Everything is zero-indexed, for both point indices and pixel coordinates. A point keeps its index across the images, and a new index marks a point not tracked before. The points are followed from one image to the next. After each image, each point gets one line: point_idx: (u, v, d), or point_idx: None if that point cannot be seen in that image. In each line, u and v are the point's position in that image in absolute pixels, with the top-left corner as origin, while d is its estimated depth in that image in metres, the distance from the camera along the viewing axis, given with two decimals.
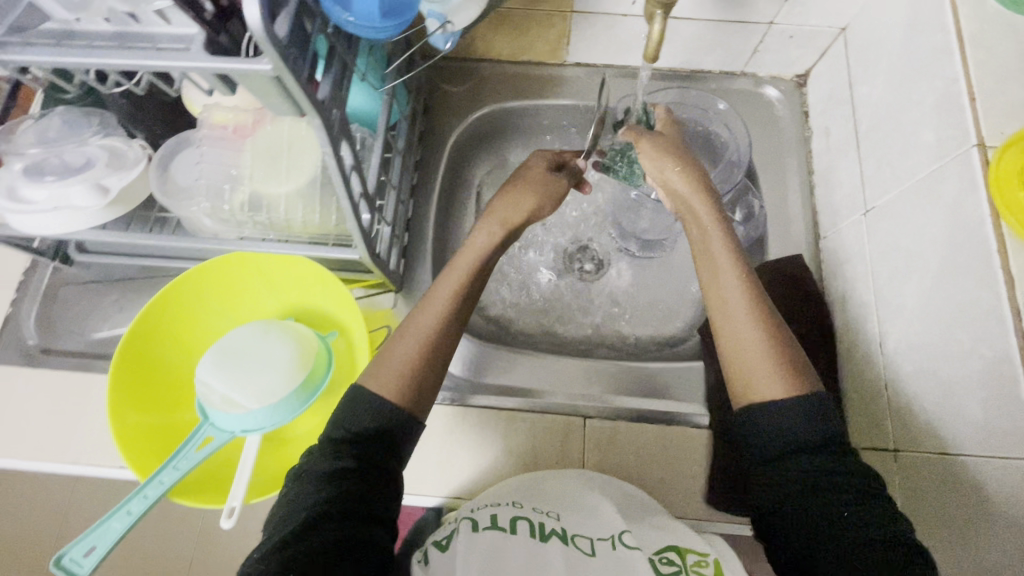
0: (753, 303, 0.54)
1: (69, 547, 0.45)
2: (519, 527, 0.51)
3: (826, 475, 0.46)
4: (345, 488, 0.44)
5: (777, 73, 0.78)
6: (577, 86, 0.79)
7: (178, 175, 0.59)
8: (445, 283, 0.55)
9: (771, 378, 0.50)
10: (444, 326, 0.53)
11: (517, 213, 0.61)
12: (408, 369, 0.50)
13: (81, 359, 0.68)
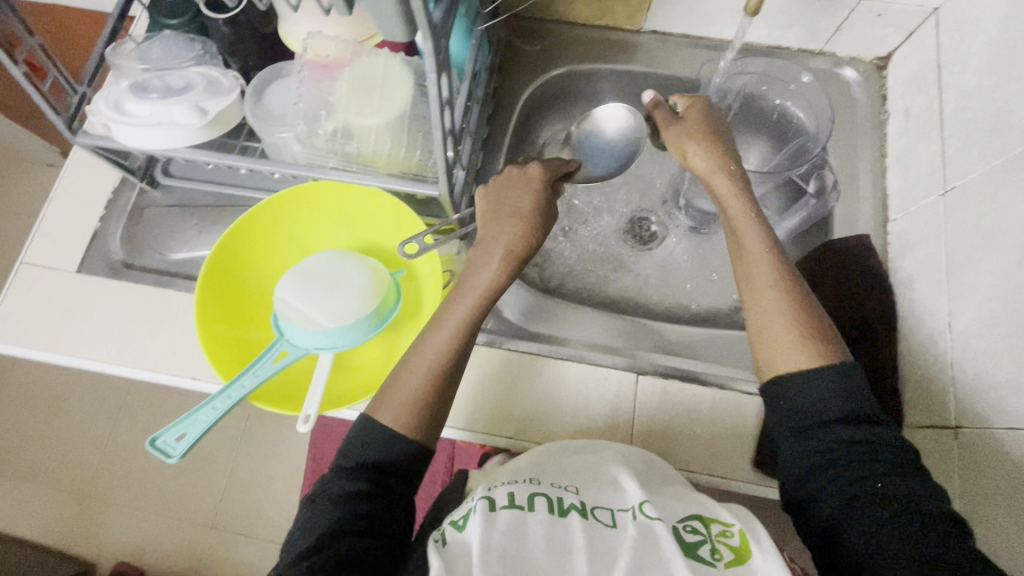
0: (788, 297, 0.54)
1: (163, 431, 0.49)
2: (537, 504, 0.48)
3: (866, 445, 0.48)
4: (357, 508, 0.48)
5: (857, 54, 0.77)
6: (652, 54, 0.79)
7: (272, 102, 0.62)
8: (451, 318, 0.54)
9: (794, 349, 0.52)
10: (453, 363, 0.53)
11: (518, 241, 0.55)
12: (414, 409, 0.52)
13: (162, 276, 0.72)
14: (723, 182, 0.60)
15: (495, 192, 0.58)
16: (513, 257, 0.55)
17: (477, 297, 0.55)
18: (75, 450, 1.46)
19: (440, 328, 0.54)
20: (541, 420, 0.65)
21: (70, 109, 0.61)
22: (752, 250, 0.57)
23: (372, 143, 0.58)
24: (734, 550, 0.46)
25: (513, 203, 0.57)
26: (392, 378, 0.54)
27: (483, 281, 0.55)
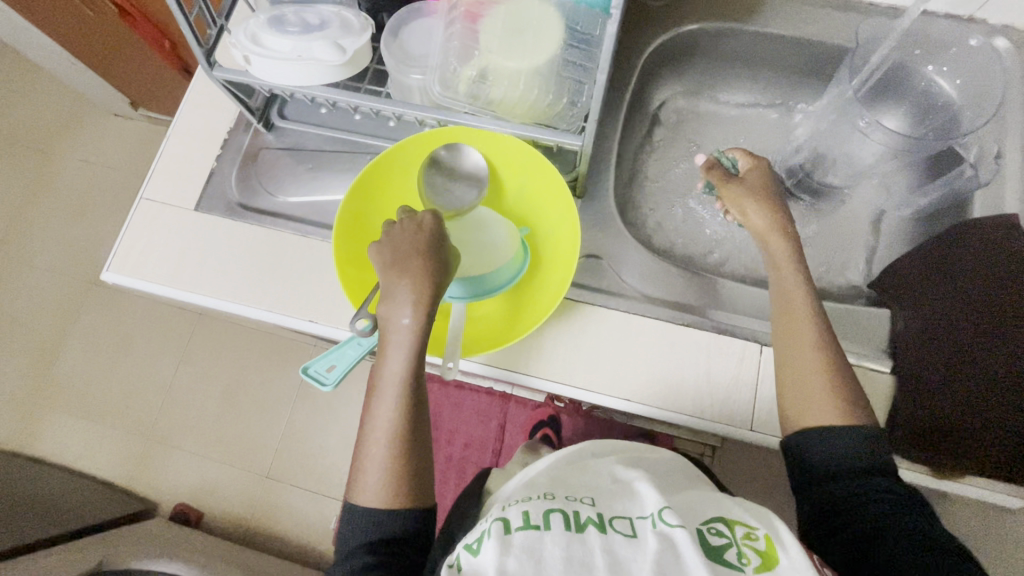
0: (824, 355, 0.56)
1: (314, 362, 0.53)
2: (553, 522, 0.45)
3: (866, 485, 0.52)
4: (384, 546, 0.51)
5: (1011, 22, 0.72)
6: (784, 12, 0.76)
7: (410, 43, 0.60)
8: (385, 396, 0.53)
9: (828, 404, 0.55)
10: (409, 436, 0.53)
11: (421, 289, 0.52)
12: (394, 489, 0.52)
13: (277, 218, 0.71)
14: (781, 244, 0.62)
15: (389, 245, 0.55)
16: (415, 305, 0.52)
17: (398, 365, 0.53)
18: (141, 393, 1.50)
19: (382, 405, 0.53)
20: (661, 386, 0.63)
21: (208, 41, 0.60)
22: (799, 311, 0.58)
23: (518, 87, 0.56)
24: (761, 555, 0.44)
25: (407, 248, 0.54)
26: (358, 464, 0.54)
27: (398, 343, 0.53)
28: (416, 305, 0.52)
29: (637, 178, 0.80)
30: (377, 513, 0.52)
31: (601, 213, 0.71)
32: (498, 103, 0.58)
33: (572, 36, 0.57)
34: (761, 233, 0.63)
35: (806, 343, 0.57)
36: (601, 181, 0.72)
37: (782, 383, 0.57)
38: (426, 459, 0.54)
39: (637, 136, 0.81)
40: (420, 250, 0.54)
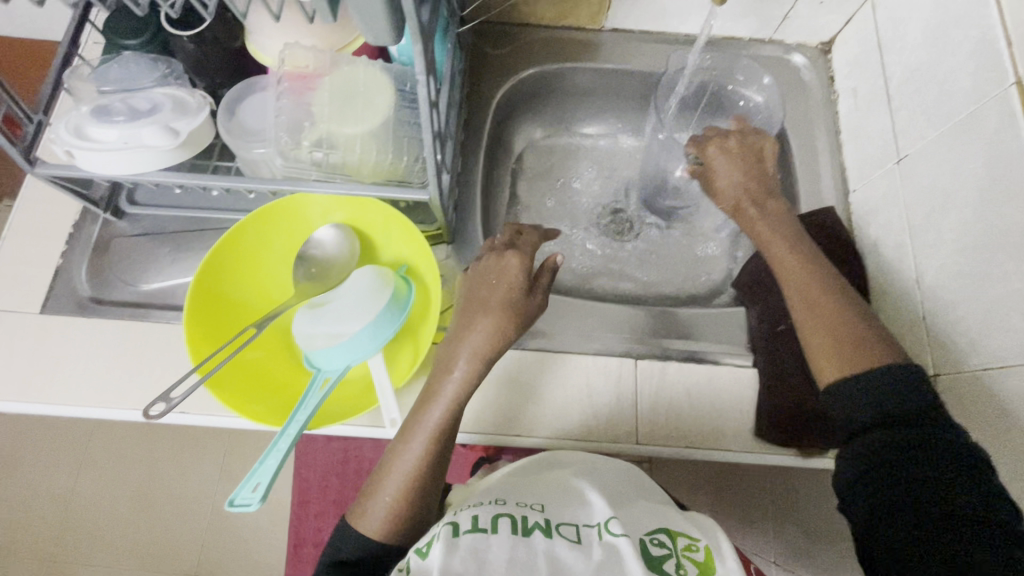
0: (826, 301, 0.53)
1: (237, 489, 0.45)
2: (500, 525, 0.45)
3: (925, 446, 0.46)
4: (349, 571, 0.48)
5: (803, 40, 0.83)
6: (613, 50, 0.83)
7: (248, 118, 0.60)
8: (424, 426, 0.52)
9: (841, 353, 0.51)
10: (425, 480, 0.51)
11: (492, 342, 0.54)
12: (396, 522, 0.51)
13: (137, 308, 0.68)
14: (752, 212, 0.61)
15: (473, 282, 0.58)
16: (482, 353, 0.54)
17: (447, 405, 0.52)
18: (36, 512, 1.34)
19: (417, 435, 0.52)
20: (549, 412, 0.65)
21: (25, 138, 0.57)
22: (788, 268, 0.56)
23: (357, 150, 0.57)
24: (700, 566, 0.45)
25: (485, 297, 0.56)
26: (371, 483, 0.52)
27: (455, 381, 0.53)
28: (483, 353, 0.54)
29: (509, 216, 0.83)
30: (368, 538, 0.50)
31: (470, 256, 0.73)
32: (345, 167, 0.59)
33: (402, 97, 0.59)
34: (733, 209, 0.63)
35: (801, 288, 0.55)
36: (467, 225, 0.74)
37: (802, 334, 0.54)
38: (431, 502, 0.53)
39: (504, 176, 0.85)
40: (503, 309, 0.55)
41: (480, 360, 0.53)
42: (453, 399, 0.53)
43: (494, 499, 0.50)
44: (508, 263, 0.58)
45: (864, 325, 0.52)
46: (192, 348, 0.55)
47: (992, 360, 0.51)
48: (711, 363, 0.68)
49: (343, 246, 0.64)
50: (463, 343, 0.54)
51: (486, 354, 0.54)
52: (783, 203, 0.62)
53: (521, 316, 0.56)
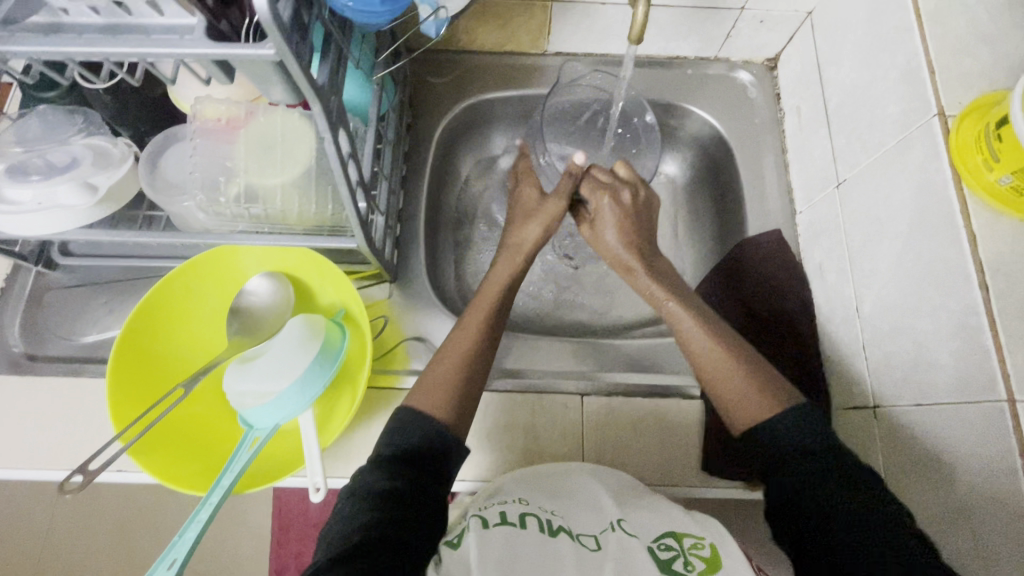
0: (722, 347, 0.58)
1: (153, 565, 0.43)
2: (528, 523, 0.51)
3: (833, 469, 0.49)
4: (381, 492, 0.50)
5: (749, 57, 0.81)
6: (558, 75, 0.82)
7: (171, 172, 0.59)
8: (474, 317, 0.63)
9: (745, 396, 0.54)
10: (475, 359, 0.60)
11: (524, 243, 0.68)
12: (451, 395, 0.57)
13: (74, 363, 0.66)
14: (644, 279, 0.64)
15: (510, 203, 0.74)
16: (521, 252, 0.68)
17: (494, 295, 0.65)
18: None
19: (469, 319, 0.62)
20: (496, 454, 0.65)
21: None
22: (684, 327, 0.60)
23: (278, 202, 0.56)
24: (707, 561, 0.48)
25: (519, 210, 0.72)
26: (427, 370, 0.60)
27: (502, 277, 0.66)
28: (520, 255, 0.68)
29: (457, 247, 0.83)
30: (425, 409, 0.56)
31: (414, 294, 0.72)
32: (270, 217, 0.58)
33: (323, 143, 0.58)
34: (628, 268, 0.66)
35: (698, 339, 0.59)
36: (410, 262, 0.73)
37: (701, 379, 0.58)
38: (477, 394, 0.60)
39: (453, 206, 0.84)
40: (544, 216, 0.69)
41: (516, 255, 0.67)
42: (496, 289, 0.65)
43: (519, 497, 0.56)
44: (526, 187, 0.73)
45: (760, 367, 0.56)
46: (117, 420, 0.53)
47: (922, 396, 0.50)
48: (658, 396, 0.67)
49: (276, 295, 0.63)
50: (506, 256, 0.68)
51: (522, 245, 0.68)
52: (667, 262, 0.66)
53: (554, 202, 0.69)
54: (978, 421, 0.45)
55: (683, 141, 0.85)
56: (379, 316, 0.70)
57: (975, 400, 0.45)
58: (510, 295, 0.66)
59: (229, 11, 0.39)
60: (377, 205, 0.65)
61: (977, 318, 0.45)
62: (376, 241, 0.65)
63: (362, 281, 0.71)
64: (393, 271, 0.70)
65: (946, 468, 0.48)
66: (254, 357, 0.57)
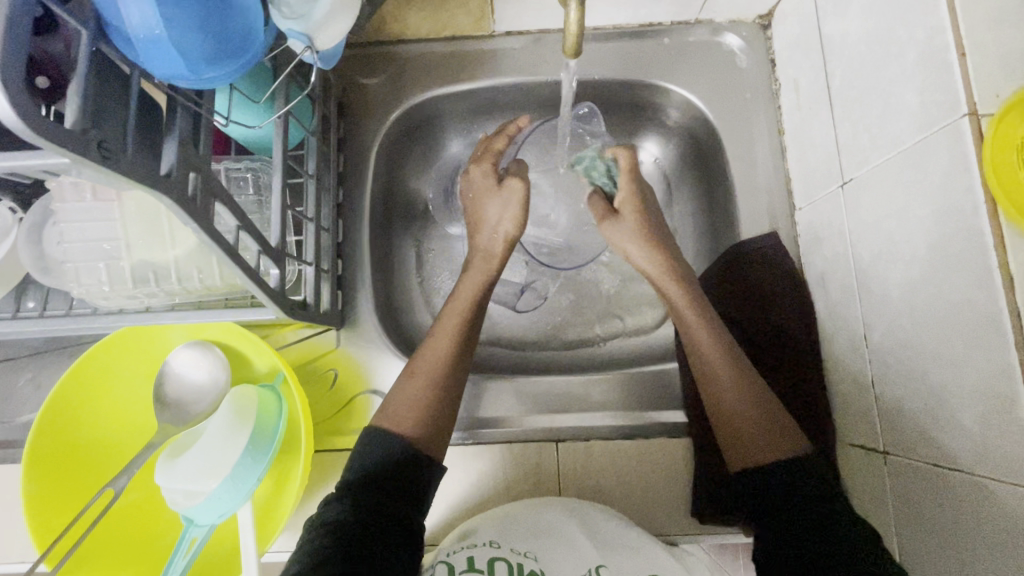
0: (745, 381, 0.52)
1: None
2: (497, 569, 0.49)
3: (808, 513, 0.45)
4: (338, 533, 0.44)
5: (736, 17, 0.68)
6: (510, 60, 0.69)
7: (50, 248, 0.50)
8: (447, 323, 0.56)
9: (768, 440, 0.49)
10: (447, 376, 0.53)
11: (493, 241, 0.61)
12: (422, 414, 0.51)
13: (5, 450, 0.60)
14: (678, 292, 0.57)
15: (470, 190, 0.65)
16: (492, 258, 0.61)
17: (465, 300, 0.57)
18: None
19: (439, 333, 0.55)
20: (465, 511, 0.60)
21: None
22: (712, 355, 0.53)
23: (173, 278, 0.48)
24: None
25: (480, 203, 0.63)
26: (397, 386, 0.53)
27: (472, 285, 0.59)
28: (490, 257, 0.61)
29: (417, 269, 0.74)
30: (391, 435, 0.50)
31: (365, 338, 0.64)
32: (172, 293, 0.50)
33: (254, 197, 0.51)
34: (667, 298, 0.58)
35: (722, 368, 0.52)
36: (358, 303, 0.65)
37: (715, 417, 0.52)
38: (455, 408, 0.53)
39: (409, 222, 0.75)
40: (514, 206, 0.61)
41: (486, 261, 0.60)
42: (468, 298, 0.58)
43: (490, 540, 0.52)
44: (474, 169, 0.65)
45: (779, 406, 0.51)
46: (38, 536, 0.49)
47: (940, 456, 0.43)
48: (640, 436, 0.61)
49: (205, 369, 0.56)
50: (475, 257, 0.61)
51: (491, 250, 0.61)
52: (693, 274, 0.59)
53: (513, 192, 0.61)
54: (1009, 503, 0.37)
55: (663, 124, 0.73)
56: (329, 368, 0.63)
57: (1005, 478, 0.37)
58: (481, 301, 0.58)
59: None
60: (304, 253, 0.57)
61: (1011, 384, 0.36)
62: (307, 295, 0.57)
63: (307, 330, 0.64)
64: (337, 319, 0.62)
65: (966, 541, 0.41)
66: (185, 448, 0.52)
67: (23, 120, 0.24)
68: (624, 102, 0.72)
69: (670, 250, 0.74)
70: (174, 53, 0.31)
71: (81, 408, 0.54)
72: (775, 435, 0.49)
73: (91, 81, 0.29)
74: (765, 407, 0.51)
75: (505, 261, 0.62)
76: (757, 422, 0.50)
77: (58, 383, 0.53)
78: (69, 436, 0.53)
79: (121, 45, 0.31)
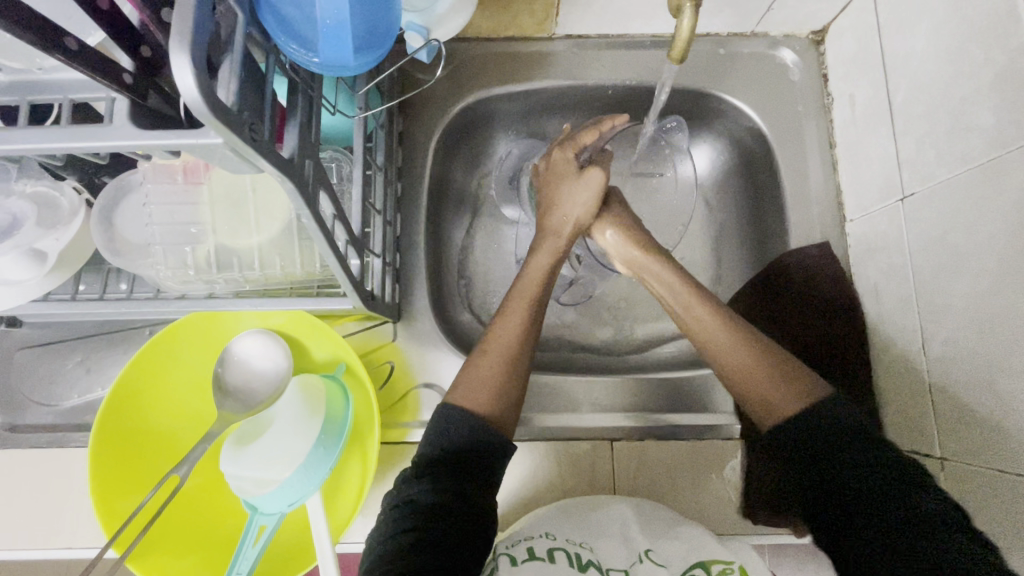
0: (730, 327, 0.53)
1: None
2: (558, 557, 0.50)
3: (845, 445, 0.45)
4: (426, 517, 0.44)
5: (791, 31, 0.70)
6: (568, 62, 0.70)
7: (127, 230, 0.50)
8: (518, 303, 0.56)
9: (777, 384, 0.49)
10: (520, 358, 0.53)
11: (564, 223, 0.62)
12: (494, 390, 0.50)
13: (55, 433, 0.59)
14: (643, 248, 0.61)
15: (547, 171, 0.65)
16: (561, 236, 0.61)
17: (535, 278, 0.58)
18: None
19: (511, 313, 0.55)
20: (518, 505, 0.61)
21: None
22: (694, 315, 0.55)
23: (255, 264, 0.48)
24: None
25: (552, 186, 0.64)
26: (468, 364, 0.53)
27: (542, 266, 0.59)
28: (560, 237, 0.61)
29: (467, 266, 0.74)
30: (464, 413, 0.49)
31: (420, 332, 0.64)
32: (249, 280, 0.50)
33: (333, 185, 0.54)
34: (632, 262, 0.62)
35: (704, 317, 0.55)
36: (414, 297, 0.65)
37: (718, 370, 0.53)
38: (524, 388, 0.53)
39: (459, 220, 0.75)
40: (591, 182, 0.62)
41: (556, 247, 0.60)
42: (537, 278, 0.58)
43: (545, 532, 0.53)
44: (557, 154, 0.65)
45: (774, 348, 0.52)
46: (106, 519, 0.49)
47: (1007, 462, 0.45)
48: (693, 438, 0.62)
49: (271, 361, 0.56)
50: (544, 234, 0.61)
51: (560, 231, 0.61)
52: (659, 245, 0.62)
53: (593, 181, 0.62)
54: None
55: (714, 132, 0.75)
56: (384, 361, 0.63)
57: None
58: (550, 278, 0.59)
59: (158, 77, 0.32)
60: (372, 246, 0.57)
61: None
62: (373, 287, 0.57)
63: (363, 322, 0.64)
64: (395, 312, 0.62)
65: None
66: (250, 437, 0.52)
67: (204, 101, 0.25)
68: (677, 109, 0.73)
69: (714, 256, 0.76)
70: (345, 35, 0.35)
71: (145, 395, 0.54)
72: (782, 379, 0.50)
73: (245, 66, 0.30)
74: (754, 347, 0.52)
75: (572, 240, 0.62)
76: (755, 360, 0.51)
77: (125, 370, 0.53)
78: (133, 422, 0.53)
79: (270, 23, 0.32)
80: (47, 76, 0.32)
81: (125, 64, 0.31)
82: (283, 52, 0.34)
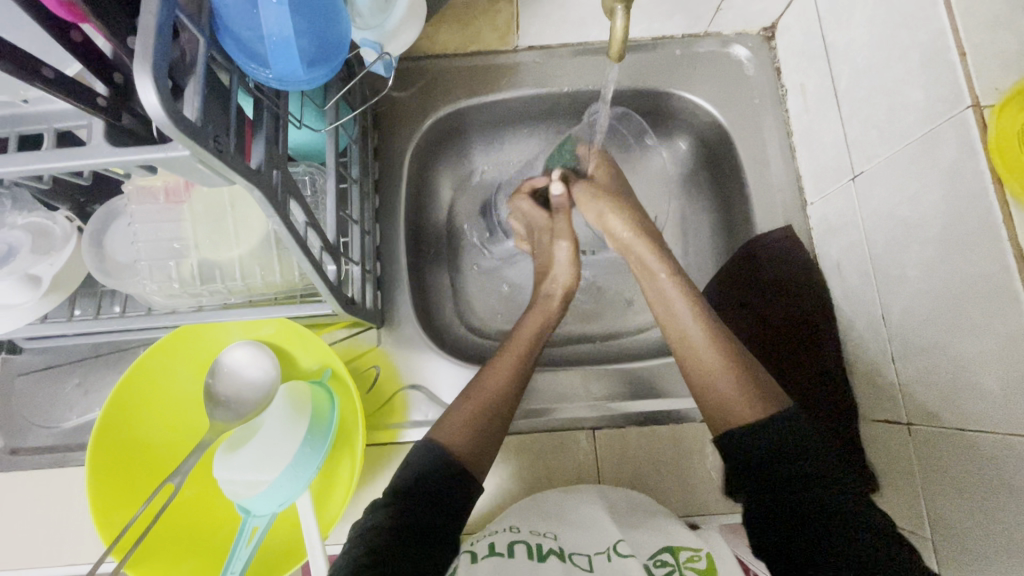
0: (710, 328, 0.56)
1: None
2: (517, 551, 0.49)
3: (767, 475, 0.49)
4: (386, 537, 0.46)
5: (743, 29, 0.73)
6: (533, 72, 0.73)
7: (116, 250, 0.52)
8: (505, 353, 0.61)
9: (746, 396, 0.52)
10: (501, 399, 0.57)
11: (550, 285, 0.68)
12: (474, 430, 0.54)
13: (56, 453, 0.61)
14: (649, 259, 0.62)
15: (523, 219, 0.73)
16: (547, 298, 0.67)
17: (526, 335, 0.63)
18: None
19: (499, 360, 0.60)
20: (508, 499, 0.62)
21: None
22: (685, 323, 0.57)
23: (237, 275, 0.51)
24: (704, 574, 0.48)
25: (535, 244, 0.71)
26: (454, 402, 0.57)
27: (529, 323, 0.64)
28: (547, 299, 0.67)
29: (447, 272, 0.77)
30: (439, 445, 0.53)
31: (403, 335, 0.66)
32: (234, 291, 0.53)
33: (308, 199, 0.57)
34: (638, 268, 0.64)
35: (683, 314, 0.57)
36: (396, 302, 0.67)
37: (693, 368, 0.55)
38: (506, 429, 0.56)
39: (437, 228, 0.78)
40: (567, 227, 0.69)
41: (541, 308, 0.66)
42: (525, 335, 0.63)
43: (510, 526, 0.54)
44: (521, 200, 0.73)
45: (757, 364, 0.54)
46: (105, 532, 0.51)
47: (964, 421, 0.46)
48: (675, 422, 0.64)
49: (259, 372, 0.59)
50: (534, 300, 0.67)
51: (548, 295, 0.68)
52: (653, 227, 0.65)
53: (561, 232, 0.69)
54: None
55: (678, 129, 0.78)
56: (370, 366, 0.65)
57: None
58: (540, 334, 0.63)
59: (130, 101, 0.35)
60: (351, 254, 0.60)
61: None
62: (353, 293, 0.60)
63: (349, 328, 0.66)
64: (379, 318, 0.65)
65: (991, 497, 0.44)
66: (241, 441, 0.54)
67: (166, 115, 0.27)
68: (641, 109, 0.77)
69: (686, 249, 0.79)
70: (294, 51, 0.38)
71: (140, 408, 0.56)
72: (754, 395, 0.52)
73: (208, 83, 0.33)
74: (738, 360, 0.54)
75: (561, 306, 0.68)
76: (736, 374, 0.53)
77: (119, 383, 0.55)
78: (129, 436, 0.56)
79: (231, 47, 0.36)
80: (31, 108, 0.35)
81: (99, 91, 0.34)
82: (242, 71, 0.37)
